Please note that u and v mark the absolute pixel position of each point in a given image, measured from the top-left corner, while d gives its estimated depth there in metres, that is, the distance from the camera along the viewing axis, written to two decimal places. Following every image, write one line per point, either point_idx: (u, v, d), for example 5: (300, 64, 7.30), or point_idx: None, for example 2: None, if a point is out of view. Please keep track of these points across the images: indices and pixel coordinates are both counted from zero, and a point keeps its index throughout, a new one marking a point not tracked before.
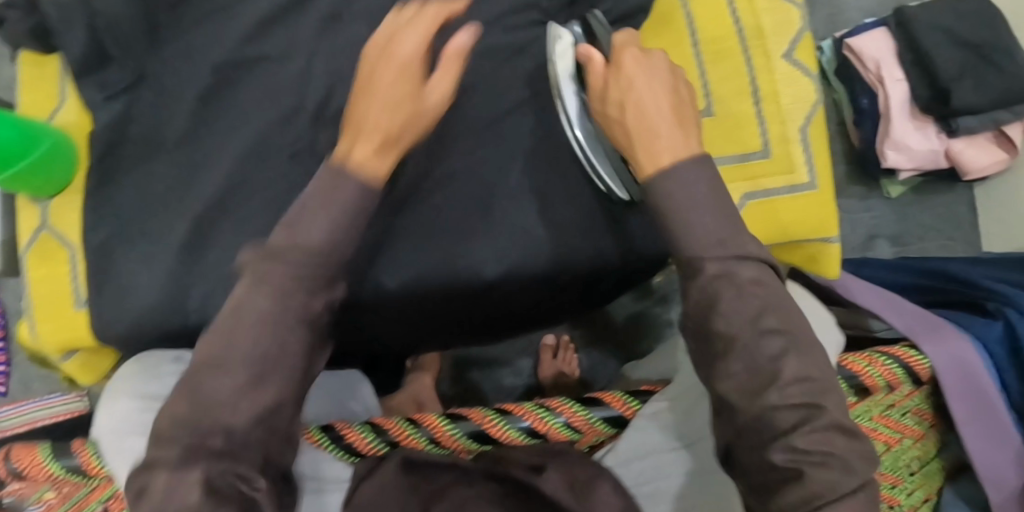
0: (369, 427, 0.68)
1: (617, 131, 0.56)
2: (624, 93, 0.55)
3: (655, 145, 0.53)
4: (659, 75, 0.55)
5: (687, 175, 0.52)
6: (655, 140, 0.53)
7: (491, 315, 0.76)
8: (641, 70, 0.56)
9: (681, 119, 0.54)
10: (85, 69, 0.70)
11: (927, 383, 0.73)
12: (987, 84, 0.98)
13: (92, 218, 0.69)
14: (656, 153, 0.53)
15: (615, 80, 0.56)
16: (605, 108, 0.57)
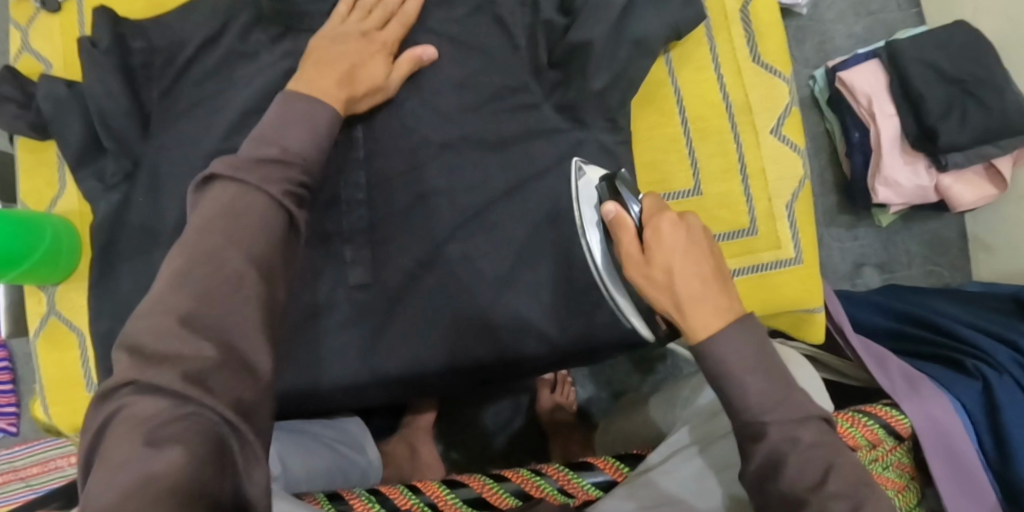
0: (373, 495, 0.71)
1: (656, 299, 0.52)
2: (666, 263, 0.52)
3: (695, 323, 0.50)
4: (694, 247, 0.52)
5: (735, 342, 0.50)
6: (696, 312, 0.50)
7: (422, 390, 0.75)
8: (676, 243, 0.52)
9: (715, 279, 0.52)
10: (81, 159, 0.71)
11: (908, 439, 0.75)
12: (972, 121, 0.97)
13: (96, 307, 0.71)
14: (695, 323, 0.51)
15: (653, 253, 0.52)
16: (645, 275, 0.52)
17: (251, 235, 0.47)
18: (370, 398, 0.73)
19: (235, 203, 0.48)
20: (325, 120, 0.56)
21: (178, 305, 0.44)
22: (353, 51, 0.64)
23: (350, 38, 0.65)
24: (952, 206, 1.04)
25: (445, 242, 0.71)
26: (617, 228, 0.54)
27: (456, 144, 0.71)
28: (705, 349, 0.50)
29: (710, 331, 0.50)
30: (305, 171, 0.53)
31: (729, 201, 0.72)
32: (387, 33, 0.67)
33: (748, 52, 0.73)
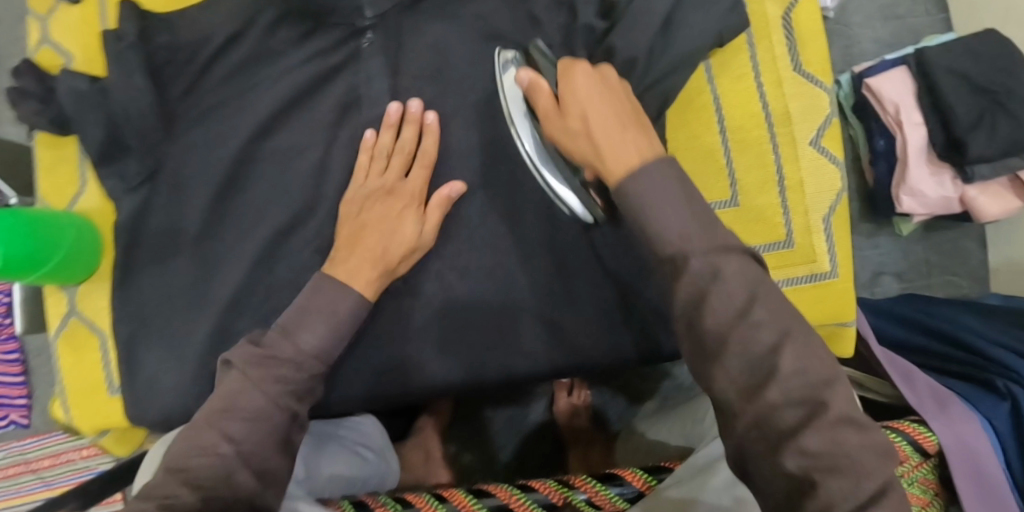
0: (397, 502, 0.71)
1: (578, 149, 0.53)
2: (581, 109, 0.52)
3: (611, 153, 0.49)
4: (605, 95, 0.53)
5: (658, 177, 0.47)
6: (604, 135, 0.50)
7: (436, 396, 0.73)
8: (587, 89, 0.53)
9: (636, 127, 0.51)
10: (102, 158, 0.67)
11: (934, 456, 0.75)
12: (1000, 134, 0.95)
13: (118, 312, 0.69)
14: (611, 155, 0.49)
15: (568, 101, 0.53)
16: (565, 127, 0.53)
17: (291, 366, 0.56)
18: (386, 401, 0.71)
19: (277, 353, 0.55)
20: (349, 307, 0.60)
21: (226, 389, 0.53)
22: (379, 216, 0.66)
23: (374, 198, 0.66)
24: (975, 217, 1.03)
25: (477, 251, 0.69)
26: (531, 88, 0.56)
27: (490, 150, 0.69)
28: (625, 186, 0.48)
29: (624, 156, 0.49)
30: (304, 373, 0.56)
31: (765, 214, 0.71)
32: (411, 183, 0.67)
33: (790, 62, 0.73)
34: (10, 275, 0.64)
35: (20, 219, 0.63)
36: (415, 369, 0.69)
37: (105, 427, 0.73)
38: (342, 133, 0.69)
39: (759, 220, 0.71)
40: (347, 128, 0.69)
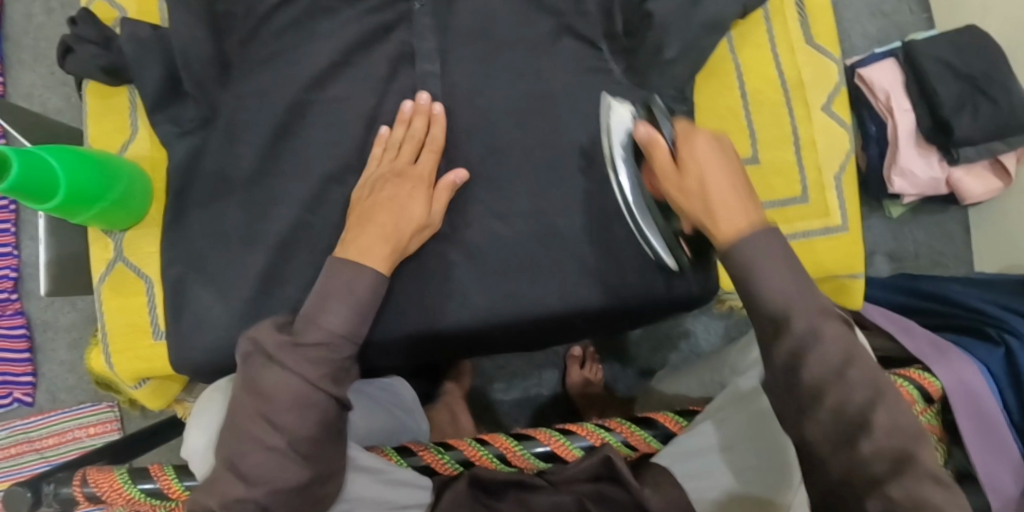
0: (441, 448, 0.75)
1: (690, 209, 0.55)
2: (702, 179, 0.54)
3: (724, 219, 0.53)
4: (723, 157, 0.55)
5: (760, 244, 0.51)
6: (723, 209, 0.53)
7: (465, 352, 0.76)
8: (708, 160, 0.55)
9: (752, 206, 0.53)
10: (158, 104, 0.71)
11: (937, 401, 0.80)
12: (983, 116, 1.03)
13: (168, 254, 0.72)
14: (720, 220, 0.53)
15: (687, 165, 0.56)
16: (680, 184, 0.55)
17: (328, 354, 0.56)
18: (425, 357, 0.75)
19: (312, 340, 0.56)
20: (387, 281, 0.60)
21: (253, 383, 0.54)
22: (394, 194, 0.66)
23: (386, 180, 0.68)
24: (962, 197, 1.10)
25: (521, 200, 0.72)
26: (650, 145, 0.57)
27: (532, 104, 0.73)
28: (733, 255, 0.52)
29: (734, 236, 0.52)
30: (333, 351, 0.56)
31: (782, 172, 0.76)
32: (422, 166, 0.69)
33: (802, 34, 0.78)
34: (70, 210, 0.65)
35: (82, 156, 0.65)
36: (458, 311, 0.72)
37: (145, 373, 0.74)
38: (393, 85, 0.73)
39: (773, 177, 0.76)
40: (397, 82, 0.73)
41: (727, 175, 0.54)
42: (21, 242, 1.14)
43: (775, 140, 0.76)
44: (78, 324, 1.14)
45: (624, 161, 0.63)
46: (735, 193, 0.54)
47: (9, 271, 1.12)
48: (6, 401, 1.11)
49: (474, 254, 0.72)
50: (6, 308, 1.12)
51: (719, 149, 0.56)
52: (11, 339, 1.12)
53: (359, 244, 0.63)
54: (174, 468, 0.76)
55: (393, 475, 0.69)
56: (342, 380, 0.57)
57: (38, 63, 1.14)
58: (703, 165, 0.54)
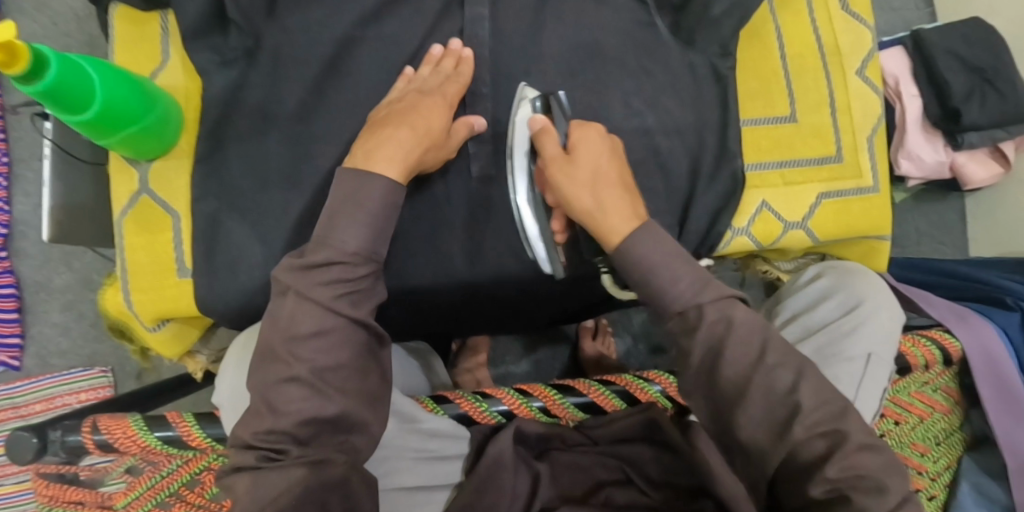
0: (480, 397, 0.73)
1: (575, 199, 0.58)
2: (589, 171, 0.58)
3: (613, 225, 0.57)
4: (610, 155, 0.60)
5: (644, 238, 0.56)
6: (613, 205, 0.58)
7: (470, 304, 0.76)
8: (595, 157, 0.59)
9: (627, 189, 0.59)
10: (195, 34, 0.69)
11: (956, 363, 0.83)
12: (990, 104, 1.07)
13: (201, 188, 0.70)
14: (610, 225, 0.57)
15: (576, 153, 0.59)
16: (564, 169, 0.58)
17: (335, 271, 0.57)
18: (439, 305, 0.75)
19: (322, 259, 0.57)
20: None
21: (281, 319, 0.57)
22: (421, 115, 0.63)
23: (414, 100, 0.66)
24: (965, 183, 1.14)
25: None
26: (543, 133, 0.60)
27: (578, 53, 0.72)
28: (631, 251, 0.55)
29: (625, 230, 0.57)
30: (347, 269, 0.57)
31: (818, 132, 0.78)
32: (446, 91, 0.67)
33: (839, 1, 0.80)
34: (105, 128, 0.63)
35: (124, 74, 0.63)
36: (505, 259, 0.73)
37: (168, 313, 0.71)
38: (443, 27, 0.72)
39: (808, 138, 0.77)
40: (447, 23, 0.72)
41: (596, 182, 0.58)
42: (8, 197, 1.08)
43: (812, 101, 0.78)
44: (72, 285, 1.09)
45: (522, 172, 0.65)
46: (608, 165, 0.60)
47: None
48: None
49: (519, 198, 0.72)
50: None
51: (598, 143, 0.60)
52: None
53: (367, 146, 0.61)
54: (193, 415, 0.72)
55: (432, 425, 0.68)
56: (357, 301, 0.58)
57: (40, 12, 1.06)
58: (570, 186, 0.58)
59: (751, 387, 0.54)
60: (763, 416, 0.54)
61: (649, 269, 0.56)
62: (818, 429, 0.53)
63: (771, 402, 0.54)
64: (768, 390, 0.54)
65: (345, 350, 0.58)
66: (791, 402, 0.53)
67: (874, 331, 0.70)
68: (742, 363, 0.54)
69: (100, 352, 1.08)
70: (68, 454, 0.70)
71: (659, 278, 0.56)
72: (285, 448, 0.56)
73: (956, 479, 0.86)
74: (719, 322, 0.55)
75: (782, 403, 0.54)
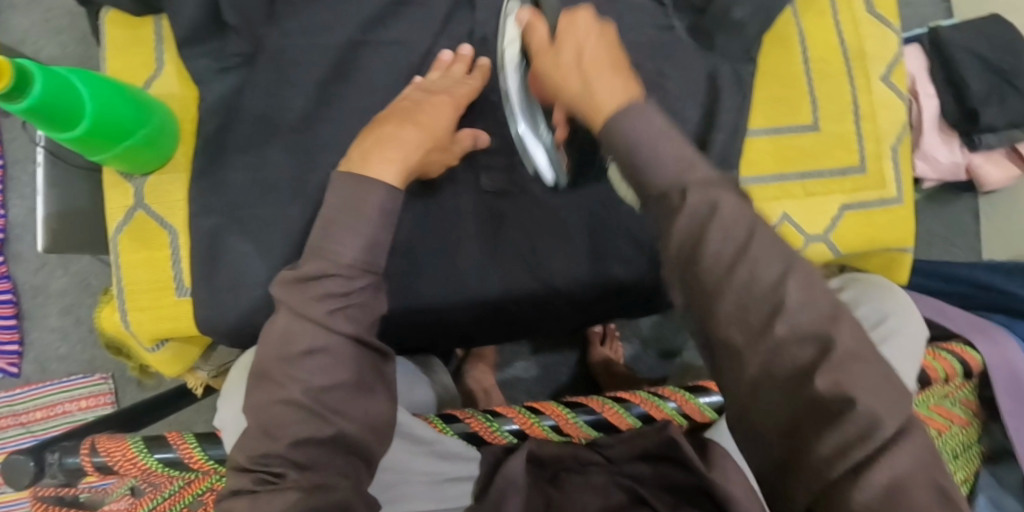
0: (490, 415, 0.72)
1: (564, 81, 0.51)
2: (576, 49, 0.51)
3: (600, 88, 0.48)
4: (602, 38, 0.52)
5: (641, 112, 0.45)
6: (602, 87, 0.48)
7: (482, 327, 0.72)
8: (585, 33, 0.52)
9: (615, 62, 0.50)
10: (193, 36, 0.65)
11: (977, 377, 0.82)
12: (1010, 104, 1.04)
13: (200, 204, 0.66)
14: (600, 104, 0.47)
15: (562, 40, 0.53)
16: (556, 57, 0.52)
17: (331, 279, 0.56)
18: (447, 330, 0.71)
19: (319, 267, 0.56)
20: None
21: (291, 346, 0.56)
22: (425, 118, 0.62)
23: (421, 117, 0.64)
24: (981, 184, 1.12)
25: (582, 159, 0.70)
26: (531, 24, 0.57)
27: None
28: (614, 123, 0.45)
29: (610, 107, 0.47)
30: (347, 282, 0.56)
31: (842, 141, 0.74)
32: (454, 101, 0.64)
33: (864, 3, 0.76)
34: (98, 143, 0.60)
35: (113, 85, 0.60)
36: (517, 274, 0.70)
37: (168, 333, 0.68)
38: (450, 28, 0.69)
39: (831, 147, 0.74)
40: (454, 26, 0.69)
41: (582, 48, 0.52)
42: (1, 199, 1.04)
43: (836, 107, 0.74)
44: (70, 290, 1.06)
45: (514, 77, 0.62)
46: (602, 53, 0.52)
47: None
48: None
49: (527, 213, 0.70)
50: None
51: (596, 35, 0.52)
52: None
53: (365, 150, 0.60)
54: (195, 436, 0.70)
55: (446, 446, 0.67)
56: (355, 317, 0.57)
57: (31, 7, 1.02)
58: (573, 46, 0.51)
59: (729, 280, 0.39)
60: (730, 314, 0.39)
61: (631, 149, 0.44)
62: (802, 331, 0.38)
63: (742, 303, 0.39)
64: (751, 277, 0.39)
65: (343, 369, 0.58)
66: (773, 300, 0.39)
67: (900, 349, 0.68)
68: (729, 246, 0.39)
69: (98, 358, 1.06)
70: (67, 476, 0.68)
71: (642, 157, 0.44)
72: (281, 471, 0.55)
73: (972, 492, 0.84)
74: (711, 185, 0.41)
75: (759, 303, 0.39)
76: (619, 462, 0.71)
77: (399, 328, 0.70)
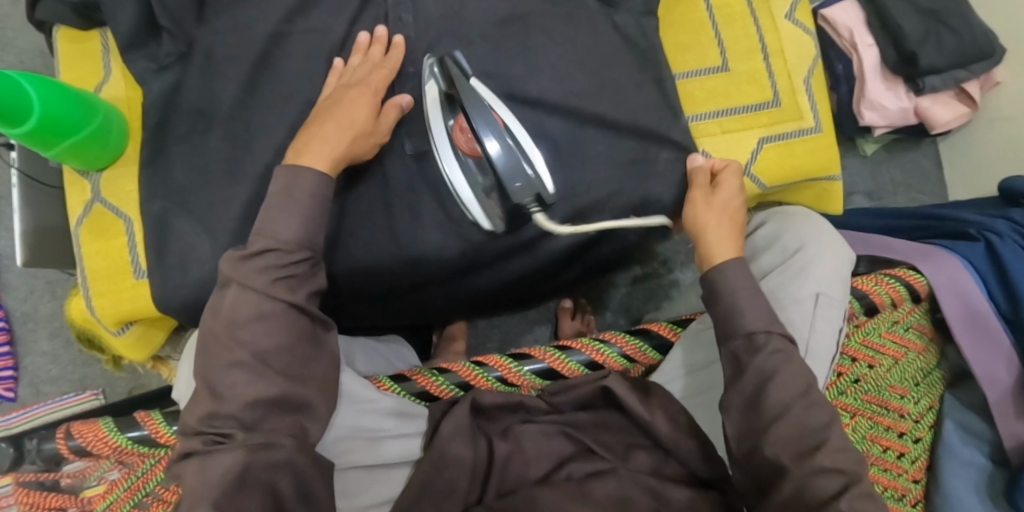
0: (436, 371, 0.73)
1: None
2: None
3: None
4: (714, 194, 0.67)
5: None
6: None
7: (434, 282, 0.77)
8: None
9: None
10: (131, 43, 0.71)
11: (925, 301, 0.81)
12: (948, 44, 1.07)
13: (148, 191, 0.71)
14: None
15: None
16: None
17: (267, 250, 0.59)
18: (396, 284, 0.76)
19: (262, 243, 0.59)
20: None
21: (226, 312, 0.58)
22: (344, 108, 0.66)
23: (349, 94, 0.67)
24: (932, 128, 1.14)
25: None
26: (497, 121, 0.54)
27: (502, 26, 0.73)
28: None
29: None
30: (283, 252, 0.60)
31: (753, 80, 0.77)
32: (376, 78, 0.69)
33: None
34: (46, 139, 0.64)
35: (58, 85, 0.64)
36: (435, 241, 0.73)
37: (127, 316, 0.72)
38: (366, 13, 0.74)
39: (744, 87, 0.77)
40: (370, 9, 0.74)
41: None
42: None
43: (744, 50, 0.77)
44: (61, 312, 1.14)
45: (437, 112, 0.69)
46: None
47: None
48: None
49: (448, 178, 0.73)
50: None
51: None
52: None
53: (300, 142, 0.64)
54: (161, 415, 0.74)
55: (395, 405, 0.69)
56: (291, 285, 0.60)
57: (6, 52, 1.10)
58: None
59: None
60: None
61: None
62: None
63: None
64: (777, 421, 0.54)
65: (286, 333, 0.59)
66: None
67: (823, 272, 0.70)
68: None
69: (89, 376, 1.14)
70: (45, 462, 0.72)
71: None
72: (230, 432, 0.56)
73: (939, 419, 0.85)
74: None
75: None
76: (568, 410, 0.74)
77: (354, 284, 0.75)
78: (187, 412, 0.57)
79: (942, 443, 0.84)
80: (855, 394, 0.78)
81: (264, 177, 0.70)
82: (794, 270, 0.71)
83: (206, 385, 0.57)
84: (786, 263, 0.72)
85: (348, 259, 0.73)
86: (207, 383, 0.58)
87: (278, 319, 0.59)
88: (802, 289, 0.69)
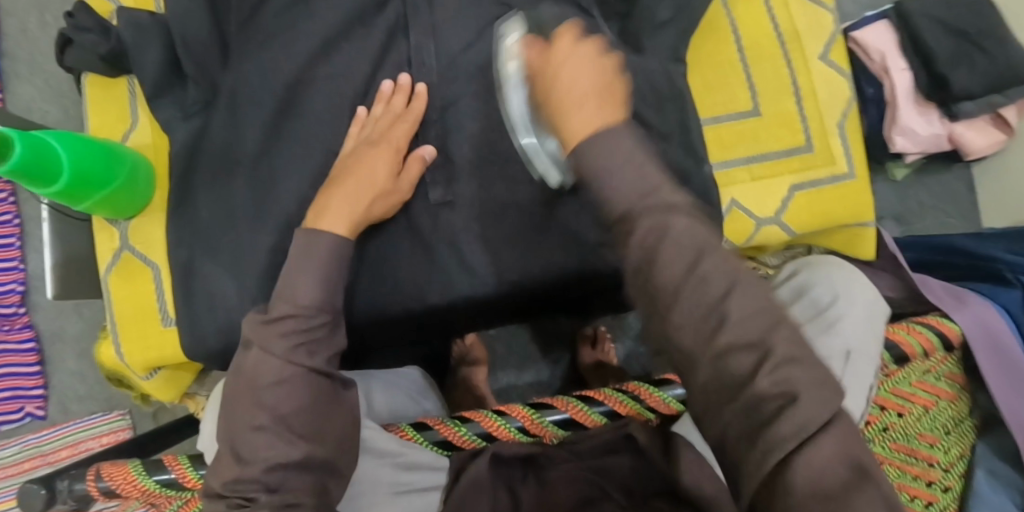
0: (459, 421, 0.73)
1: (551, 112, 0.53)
2: (570, 74, 0.52)
3: (577, 110, 0.50)
4: None
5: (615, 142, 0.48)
6: (586, 109, 0.50)
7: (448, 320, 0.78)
8: (573, 58, 0.52)
9: (612, 100, 0.51)
10: (157, 90, 0.71)
11: (958, 349, 0.79)
12: (980, 67, 1.04)
13: (174, 237, 0.71)
14: (574, 126, 0.50)
15: (558, 55, 0.52)
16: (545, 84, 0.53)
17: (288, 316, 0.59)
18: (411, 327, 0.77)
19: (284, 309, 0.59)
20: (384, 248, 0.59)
21: (250, 375, 0.58)
22: (364, 166, 0.67)
23: (365, 146, 0.68)
24: (965, 153, 1.11)
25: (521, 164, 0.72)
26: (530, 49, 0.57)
27: None
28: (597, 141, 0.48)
29: (587, 136, 0.49)
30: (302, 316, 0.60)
31: (785, 123, 0.75)
32: (397, 132, 0.69)
33: None
34: (78, 194, 0.65)
35: (87, 140, 0.64)
36: (445, 294, 0.74)
37: (157, 362, 0.73)
38: (389, 57, 0.73)
39: (775, 130, 0.75)
40: (394, 53, 0.73)
41: (601, 80, 0.52)
42: (21, 257, 1.15)
43: (776, 93, 0.76)
44: (90, 333, 1.16)
45: (517, 89, 0.64)
46: (603, 78, 0.52)
47: (16, 288, 1.14)
48: (18, 417, 1.13)
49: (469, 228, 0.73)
50: (19, 321, 1.14)
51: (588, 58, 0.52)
52: (24, 353, 1.13)
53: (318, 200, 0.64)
54: (189, 459, 0.73)
55: (411, 457, 0.69)
56: (314, 350, 0.60)
57: (36, 76, 1.12)
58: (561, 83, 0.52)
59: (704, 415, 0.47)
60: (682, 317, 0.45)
61: (605, 174, 0.47)
62: None
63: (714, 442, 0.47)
64: None
65: (306, 393, 0.59)
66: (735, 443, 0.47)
67: (851, 326, 0.68)
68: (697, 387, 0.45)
69: (115, 396, 1.15)
70: (76, 502, 0.72)
71: (603, 165, 0.48)
72: (253, 496, 0.56)
73: (971, 468, 0.82)
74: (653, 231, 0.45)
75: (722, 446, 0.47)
76: (587, 456, 0.73)
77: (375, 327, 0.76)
78: (212, 473, 0.57)
79: (975, 493, 0.81)
80: (884, 443, 0.75)
81: (288, 224, 0.70)
82: (823, 323, 0.70)
83: (231, 447, 0.57)
84: (816, 316, 0.71)
85: (371, 305, 0.74)
86: (232, 443, 0.58)
87: (300, 380, 0.59)
88: (830, 342, 0.68)
